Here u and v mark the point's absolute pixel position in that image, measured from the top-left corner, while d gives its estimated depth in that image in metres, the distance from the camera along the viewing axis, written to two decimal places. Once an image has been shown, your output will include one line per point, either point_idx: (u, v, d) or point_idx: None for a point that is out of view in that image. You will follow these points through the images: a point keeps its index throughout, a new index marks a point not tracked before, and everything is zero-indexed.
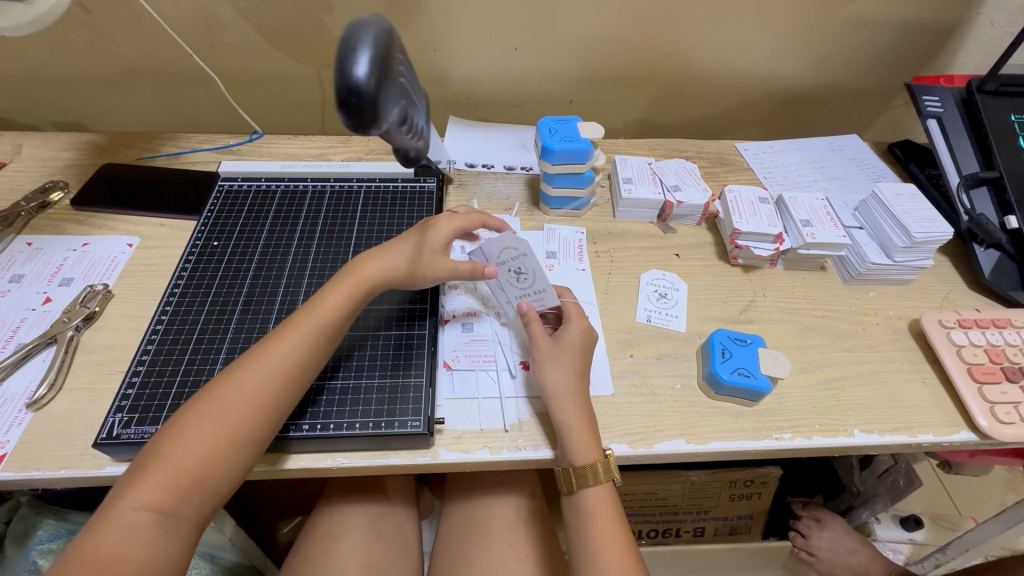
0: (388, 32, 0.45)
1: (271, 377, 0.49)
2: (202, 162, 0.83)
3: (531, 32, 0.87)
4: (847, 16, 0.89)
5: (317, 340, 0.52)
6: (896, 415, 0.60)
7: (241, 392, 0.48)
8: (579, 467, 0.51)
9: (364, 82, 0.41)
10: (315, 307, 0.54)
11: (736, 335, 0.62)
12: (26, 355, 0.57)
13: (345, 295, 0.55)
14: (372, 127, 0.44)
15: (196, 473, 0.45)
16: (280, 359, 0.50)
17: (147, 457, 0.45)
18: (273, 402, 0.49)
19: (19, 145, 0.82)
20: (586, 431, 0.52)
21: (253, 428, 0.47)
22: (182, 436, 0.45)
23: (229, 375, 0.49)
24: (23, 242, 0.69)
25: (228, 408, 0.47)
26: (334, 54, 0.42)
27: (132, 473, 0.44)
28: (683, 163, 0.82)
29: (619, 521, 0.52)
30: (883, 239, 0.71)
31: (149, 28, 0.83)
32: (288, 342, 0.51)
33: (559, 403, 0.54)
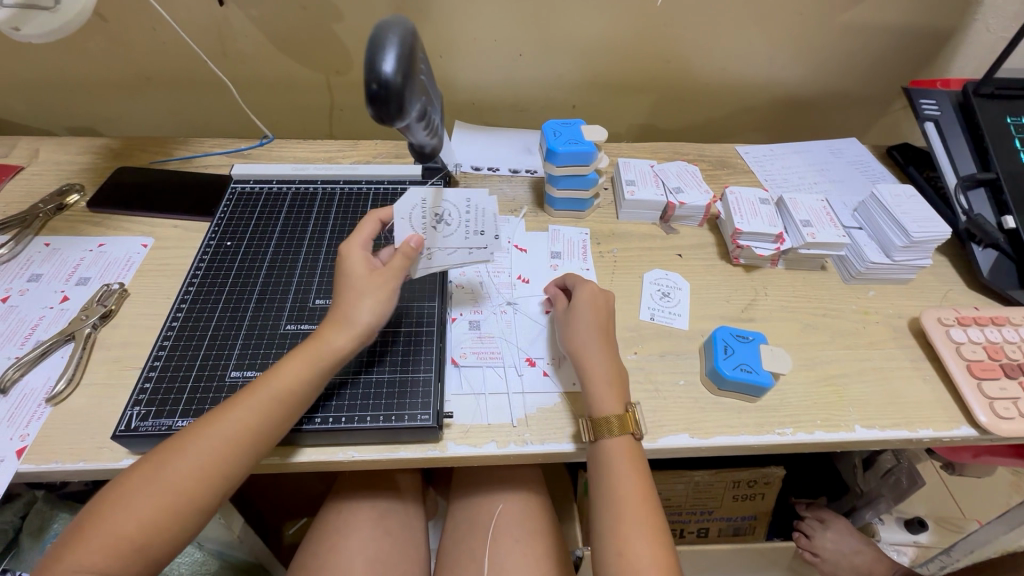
0: (411, 34, 0.56)
1: (218, 446, 0.48)
2: (214, 166, 0.85)
3: (535, 39, 0.89)
4: (844, 22, 0.91)
5: (271, 411, 0.50)
6: (897, 411, 0.61)
7: (188, 461, 0.47)
8: (606, 416, 0.54)
9: (389, 77, 0.52)
10: (274, 373, 0.52)
11: (738, 332, 0.63)
12: (45, 351, 0.59)
13: (303, 363, 0.52)
14: (396, 115, 0.55)
15: (136, 540, 0.44)
16: (231, 429, 0.48)
17: (86, 523, 0.44)
18: (222, 471, 0.48)
19: (35, 150, 0.84)
20: (612, 387, 0.56)
21: (198, 495, 0.46)
22: (125, 503, 0.45)
23: (178, 440, 0.48)
24: (41, 242, 0.71)
25: (175, 475, 0.46)
26: (367, 53, 0.53)
27: (73, 534, 0.44)
28: (685, 166, 0.83)
29: (639, 472, 0.53)
30: (882, 239, 0.73)
31: (163, 36, 0.86)
32: (243, 409, 0.49)
33: (592, 355, 0.57)
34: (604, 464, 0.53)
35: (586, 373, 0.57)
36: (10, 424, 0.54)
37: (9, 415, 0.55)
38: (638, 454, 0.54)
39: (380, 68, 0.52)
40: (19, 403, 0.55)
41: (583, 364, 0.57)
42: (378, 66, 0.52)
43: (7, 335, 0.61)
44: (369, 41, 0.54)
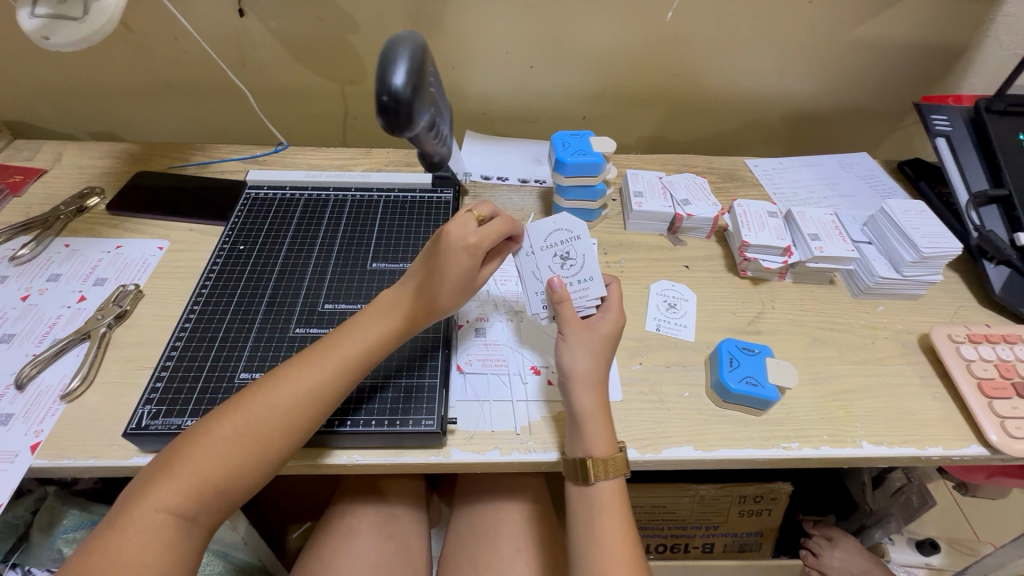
0: (420, 48, 0.57)
1: (301, 400, 0.49)
2: (229, 171, 0.86)
3: (547, 51, 0.91)
4: (855, 37, 0.92)
5: (350, 372, 0.52)
6: (905, 428, 0.60)
7: (275, 410, 0.48)
8: (598, 458, 0.52)
9: (398, 88, 0.53)
10: (354, 335, 0.53)
11: (744, 344, 0.63)
12: (61, 350, 0.60)
13: (383, 328, 0.54)
14: (405, 126, 0.56)
15: (218, 484, 0.45)
16: (314, 385, 0.50)
17: (173, 458, 0.45)
18: (305, 423, 0.49)
19: (59, 154, 0.86)
20: (603, 424, 0.54)
21: (278, 447, 0.48)
22: (210, 443, 0.46)
23: (265, 389, 0.49)
24: (60, 243, 0.73)
25: (261, 422, 0.47)
26: (377, 67, 0.54)
27: (157, 472, 0.45)
28: (693, 178, 0.84)
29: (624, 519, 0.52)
30: (892, 254, 0.72)
31: (184, 45, 0.88)
32: (325, 368, 0.51)
33: (583, 389, 0.55)
34: (596, 504, 0.53)
35: (577, 408, 0.54)
36: (26, 419, 0.55)
37: (25, 411, 0.56)
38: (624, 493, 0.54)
39: (390, 81, 0.53)
40: (35, 399, 0.57)
41: (572, 398, 0.54)
42: (388, 79, 0.53)
43: (26, 333, 0.62)
44: (380, 55, 0.55)
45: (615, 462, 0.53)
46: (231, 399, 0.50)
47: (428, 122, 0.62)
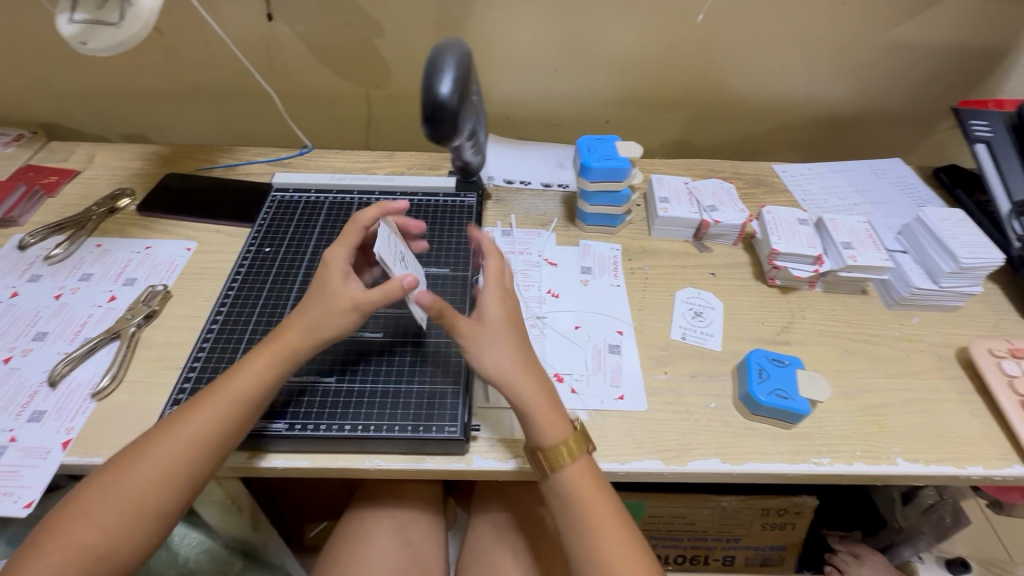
0: (465, 56, 0.58)
1: (176, 451, 0.49)
2: (256, 173, 0.87)
3: (571, 55, 0.90)
4: (889, 40, 0.89)
5: (228, 413, 0.51)
6: (942, 445, 0.58)
7: (146, 467, 0.48)
8: (556, 447, 0.51)
9: (445, 97, 0.54)
10: (231, 377, 0.52)
11: (774, 355, 0.61)
12: (92, 348, 0.61)
13: (262, 367, 0.53)
14: (451, 134, 0.57)
15: (102, 546, 0.45)
16: (191, 434, 0.49)
17: (56, 524, 0.46)
18: (182, 474, 0.49)
19: (92, 155, 0.88)
20: (550, 408, 0.52)
21: (159, 500, 0.48)
22: (90, 507, 0.46)
23: (143, 445, 0.49)
24: (92, 243, 0.74)
25: (138, 480, 0.47)
26: (425, 74, 0.55)
27: (40, 542, 0.45)
28: (720, 184, 0.82)
29: (604, 493, 0.52)
30: (928, 264, 0.70)
31: (214, 49, 0.89)
32: (197, 417, 0.50)
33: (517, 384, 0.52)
34: (576, 497, 0.51)
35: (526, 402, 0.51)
36: (58, 416, 0.56)
37: (57, 408, 0.57)
38: (597, 471, 0.53)
39: (438, 91, 0.54)
40: (67, 397, 0.58)
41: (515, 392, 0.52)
42: (435, 88, 0.54)
43: (58, 331, 0.64)
44: (427, 62, 0.56)
45: (572, 447, 0.52)
46: (114, 457, 0.50)
47: (470, 130, 0.63)
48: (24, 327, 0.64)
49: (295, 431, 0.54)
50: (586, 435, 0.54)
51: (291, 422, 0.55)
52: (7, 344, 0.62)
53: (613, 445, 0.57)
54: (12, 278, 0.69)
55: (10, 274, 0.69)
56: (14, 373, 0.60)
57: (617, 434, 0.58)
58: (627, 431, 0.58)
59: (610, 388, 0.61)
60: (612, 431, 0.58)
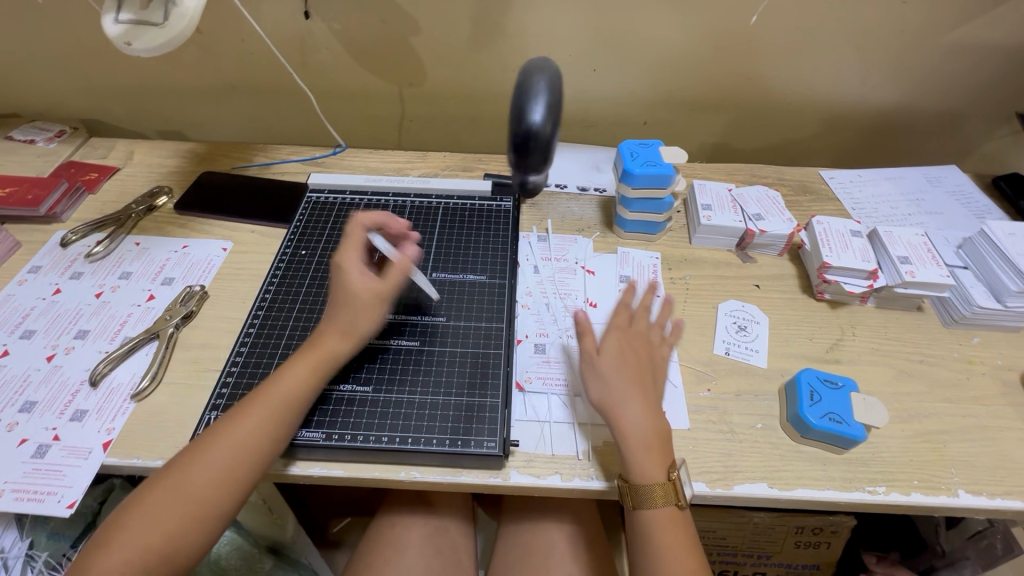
0: (555, 78, 0.59)
1: (235, 455, 0.49)
2: (290, 173, 0.87)
3: (610, 55, 0.87)
4: (951, 41, 0.84)
5: (280, 417, 0.51)
6: (1008, 477, 0.55)
7: (205, 470, 0.48)
8: (647, 489, 0.50)
9: (539, 123, 0.55)
10: (278, 377, 0.53)
11: (826, 376, 0.58)
12: (132, 348, 0.62)
13: (307, 370, 0.54)
14: (540, 161, 0.58)
15: (159, 552, 0.45)
16: (246, 437, 0.50)
17: (113, 528, 0.46)
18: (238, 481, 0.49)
19: (131, 152, 0.89)
20: (655, 453, 0.52)
21: (216, 506, 0.48)
22: (147, 509, 0.46)
23: (197, 449, 0.49)
24: (131, 241, 0.75)
25: (191, 482, 0.47)
26: (516, 102, 0.56)
27: (98, 546, 0.45)
28: (766, 191, 0.78)
29: (688, 539, 0.50)
30: (993, 281, 0.66)
31: (251, 47, 0.89)
32: (251, 420, 0.50)
33: (641, 453, 0.51)
34: (656, 532, 0.50)
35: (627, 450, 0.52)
36: (99, 417, 0.57)
37: (98, 408, 0.57)
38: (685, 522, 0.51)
39: (533, 117, 0.55)
40: (108, 397, 0.58)
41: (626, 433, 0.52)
42: (529, 115, 0.55)
43: (98, 330, 0.64)
44: (517, 88, 0.57)
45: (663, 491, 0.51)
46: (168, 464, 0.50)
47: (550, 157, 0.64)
48: (66, 325, 0.65)
49: (332, 442, 0.53)
50: (680, 488, 0.51)
51: (328, 431, 0.54)
52: (50, 342, 0.63)
53: None
54: (54, 276, 0.70)
55: (52, 271, 0.70)
56: (56, 372, 0.60)
57: None
58: (670, 451, 0.56)
59: None
60: None
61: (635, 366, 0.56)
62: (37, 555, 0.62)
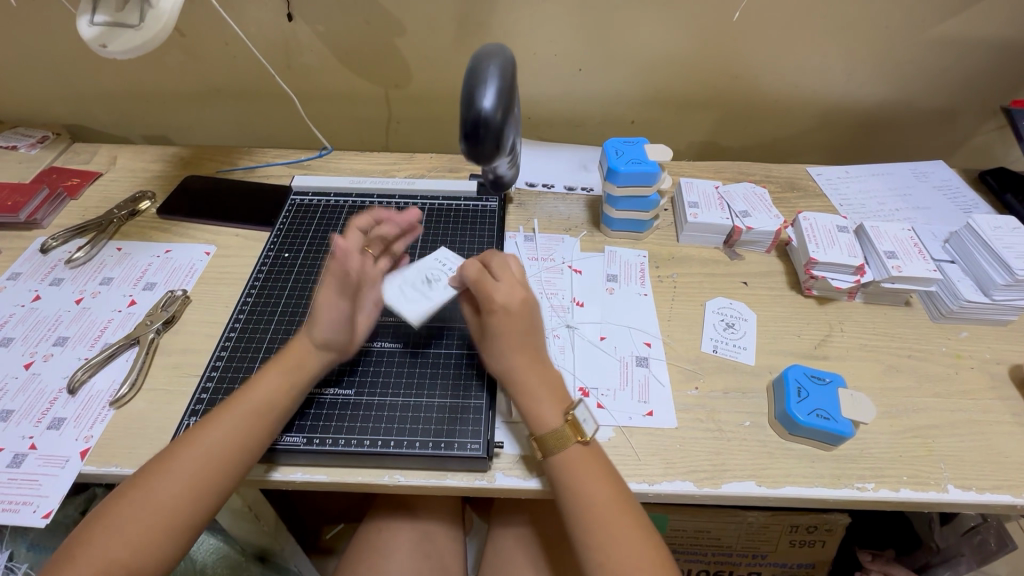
0: (509, 64, 0.54)
1: (207, 462, 0.48)
2: (275, 176, 0.87)
3: (596, 54, 0.87)
4: (935, 36, 0.84)
5: (254, 422, 0.51)
6: (997, 471, 0.54)
7: (173, 479, 0.47)
8: (545, 435, 0.51)
9: (490, 111, 0.50)
10: (254, 383, 0.53)
11: (814, 372, 0.58)
12: (111, 354, 0.61)
13: (280, 376, 0.54)
14: (491, 152, 0.53)
15: (122, 567, 0.44)
16: (217, 444, 0.49)
17: (70, 550, 0.44)
18: (209, 488, 0.48)
19: (114, 157, 0.89)
20: (545, 399, 0.53)
21: (186, 516, 0.47)
22: (110, 525, 0.45)
23: (162, 460, 0.48)
24: (113, 247, 0.74)
25: (157, 493, 0.46)
26: (465, 88, 0.51)
27: (56, 568, 0.43)
28: (753, 188, 0.78)
29: (609, 481, 0.49)
30: (979, 275, 0.66)
31: (234, 50, 0.88)
32: (222, 425, 0.50)
33: (536, 402, 0.52)
34: (568, 481, 0.49)
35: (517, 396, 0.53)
36: (77, 425, 0.56)
37: (76, 416, 0.56)
38: (600, 460, 0.51)
39: (483, 104, 0.50)
40: (86, 404, 0.57)
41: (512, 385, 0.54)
42: (479, 101, 0.50)
43: (78, 337, 0.63)
44: (467, 74, 0.52)
45: (561, 433, 0.51)
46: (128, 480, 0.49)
47: (510, 150, 0.59)
48: (45, 332, 0.64)
49: (313, 446, 0.52)
50: (580, 426, 0.51)
51: (309, 436, 0.53)
52: (29, 349, 0.62)
53: (642, 464, 0.54)
54: (33, 282, 0.69)
55: (32, 278, 0.69)
56: (34, 380, 0.59)
57: (646, 453, 0.55)
58: (657, 450, 0.55)
59: (638, 403, 0.58)
60: (640, 449, 0.55)
61: (522, 322, 0.55)
62: (17, 566, 0.62)
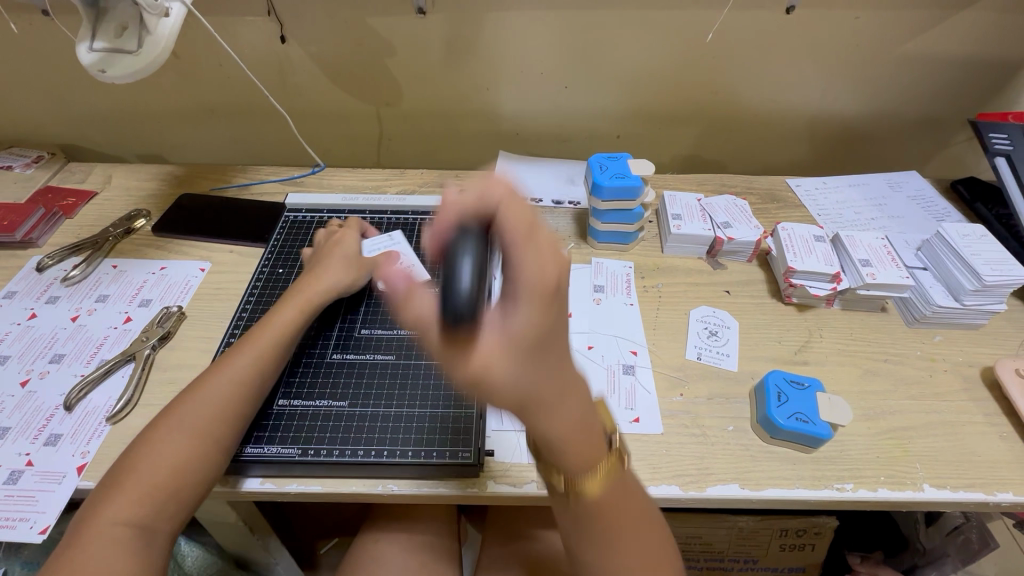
0: None
1: (235, 388, 0.53)
2: (268, 193, 0.88)
3: (580, 72, 0.90)
4: (904, 53, 0.88)
5: (273, 355, 0.57)
6: (970, 469, 0.56)
7: (206, 408, 0.51)
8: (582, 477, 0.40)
9: (473, 279, 0.28)
10: (271, 321, 0.60)
11: (793, 377, 0.60)
12: (107, 371, 0.62)
13: (294, 311, 0.61)
14: None
15: (168, 485, 0.48)
16: (243, 372, 0.54)
17: (120, 476, 0.48)
18: (237, 410, 0.53)
19: (109, 176, 0.90)
20: (584, 436, 0.38)
21: (218, 438, 0.51)
22: (151, 451, 0.49)
23: (192, 393, 0.53)
24: (108, 264, 0.75)
25: (191, 418, 0.51)
26: None
27: (106, 491, 0.47)
28: (734, 200, 0.81)
29: (632, 505, 0.44)
30: (950, 280, 0.68)
31: (228, 71, 0.91)
32: (245, 358, 0.55)
33: (571, 446, 0.38)
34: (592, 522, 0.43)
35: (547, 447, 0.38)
36: (74, 441, 0.57)
37: (73, 432, 0.57)
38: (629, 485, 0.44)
39: (456, 289, 0.28)
40: (82, 420, 0.58)
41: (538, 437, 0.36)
42: (451, 272, 0.28)
43: (74, 354, 0.64)
44: None
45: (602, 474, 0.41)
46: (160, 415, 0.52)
47: None
48: (41, 350, 0.65)
49: (308, 457, 0.54)
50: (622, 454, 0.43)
51: (304, 447, 0.54)
52: (25, 367, 0.63)
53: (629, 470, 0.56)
54: (29, 301, 0.70)
55: (28, 296, 0.70)
56: (30, 397, 0.60)
57: (633, 459, 0.56)
58: (644, 456, 0.57)
59: (625, 410, 0.60)
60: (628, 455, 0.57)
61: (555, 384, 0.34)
62: None
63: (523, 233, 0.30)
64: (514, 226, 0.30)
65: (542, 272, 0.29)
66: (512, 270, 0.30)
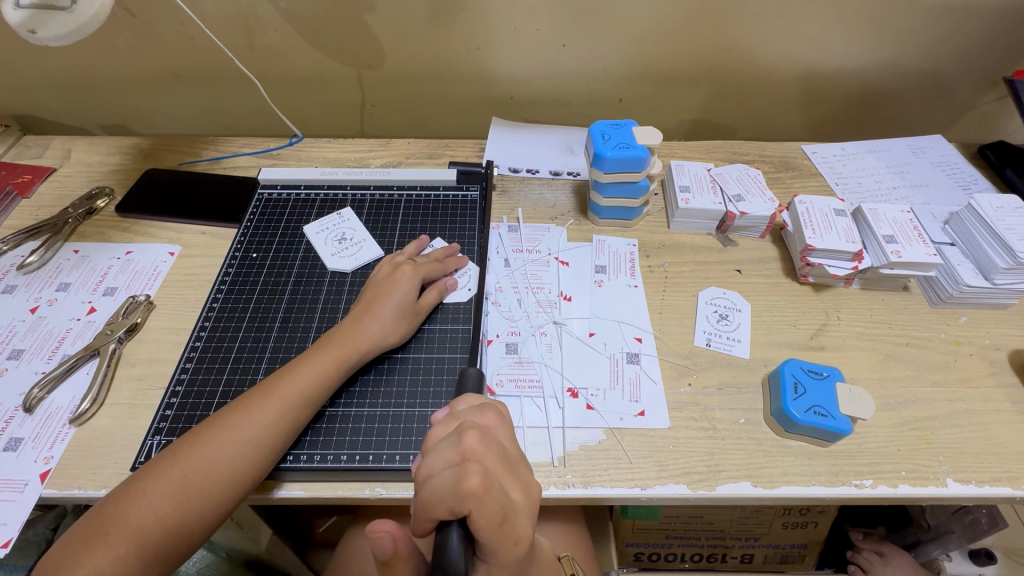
0: None
1: (196, 488, 0.44)
2: (242, 166, 0.82)
3: (580, 28, 0.82)
4: (936, 3, 0.80)
5: (254, 453, 0.46)
6: (997, 463, 0.53)
7: (155, 512, 0.43)
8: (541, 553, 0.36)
9: (461, 553, 0.29)
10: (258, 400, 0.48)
11: (811, 366, 0.55)
12: (70, 368, 0.57)
13: (299, 385, 0.50)
14: None
15: None
16: (209, 470, 0.45)
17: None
18: (193, 511, 0.44)
19: (68, 149, 0.83)
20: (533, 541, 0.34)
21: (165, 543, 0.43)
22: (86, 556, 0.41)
23: (145, 484, 0.44)
24: (70, 249, 0.69)
25: (138, 522, 0.43)
26: None
27: None
28: (746, 169, 0.75)
29: None
30: (980, 258, 0.63)
31: (191, 31, 0.82)
32: (213, 448, 0.46)
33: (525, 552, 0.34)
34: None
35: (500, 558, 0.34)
36: (35, 445, 0.52)
37: (34, 436, 0.53)
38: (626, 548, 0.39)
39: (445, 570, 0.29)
40: (44, 422, 0.54)
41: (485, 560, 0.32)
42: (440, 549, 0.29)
43: (34, 349, 0.59)
44: None
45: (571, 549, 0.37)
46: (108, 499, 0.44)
47: None
48: None
49: (286, 463, 0.50)
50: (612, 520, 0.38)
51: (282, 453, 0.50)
52: None
53: (634, 467, 0.52)
54: None
55: None
56: None
57: (638, 456, 0.53)
58: (649, 452, 0.53)
59: (629, 403, 0.56)
60: (632, 451, 0.53)
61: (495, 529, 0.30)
62: None
63: (498, 527, 0.30)
64: (491, 526, 0.30)
65: (512, 544, 0.32)
66: (487, 540, 0.31)
